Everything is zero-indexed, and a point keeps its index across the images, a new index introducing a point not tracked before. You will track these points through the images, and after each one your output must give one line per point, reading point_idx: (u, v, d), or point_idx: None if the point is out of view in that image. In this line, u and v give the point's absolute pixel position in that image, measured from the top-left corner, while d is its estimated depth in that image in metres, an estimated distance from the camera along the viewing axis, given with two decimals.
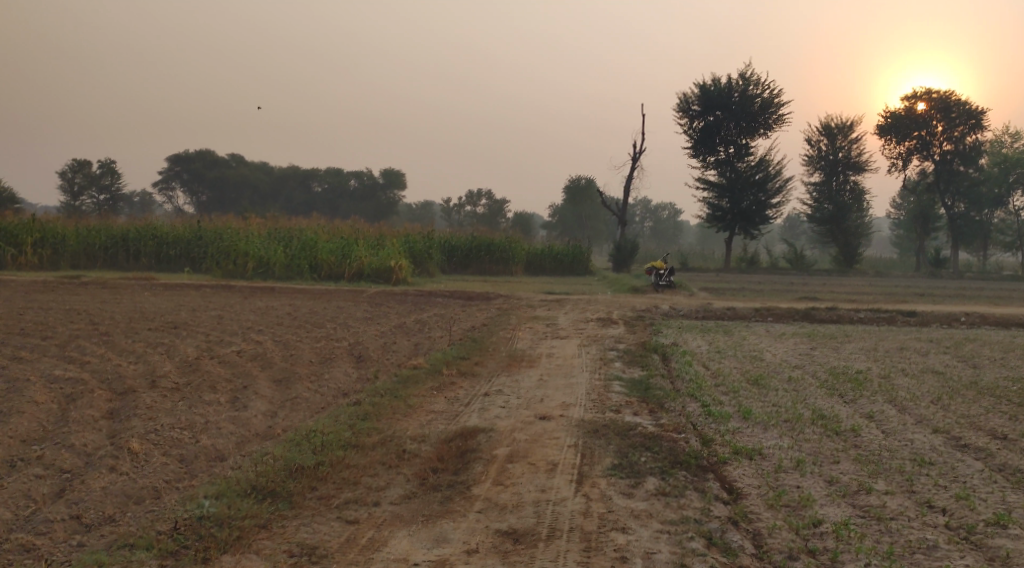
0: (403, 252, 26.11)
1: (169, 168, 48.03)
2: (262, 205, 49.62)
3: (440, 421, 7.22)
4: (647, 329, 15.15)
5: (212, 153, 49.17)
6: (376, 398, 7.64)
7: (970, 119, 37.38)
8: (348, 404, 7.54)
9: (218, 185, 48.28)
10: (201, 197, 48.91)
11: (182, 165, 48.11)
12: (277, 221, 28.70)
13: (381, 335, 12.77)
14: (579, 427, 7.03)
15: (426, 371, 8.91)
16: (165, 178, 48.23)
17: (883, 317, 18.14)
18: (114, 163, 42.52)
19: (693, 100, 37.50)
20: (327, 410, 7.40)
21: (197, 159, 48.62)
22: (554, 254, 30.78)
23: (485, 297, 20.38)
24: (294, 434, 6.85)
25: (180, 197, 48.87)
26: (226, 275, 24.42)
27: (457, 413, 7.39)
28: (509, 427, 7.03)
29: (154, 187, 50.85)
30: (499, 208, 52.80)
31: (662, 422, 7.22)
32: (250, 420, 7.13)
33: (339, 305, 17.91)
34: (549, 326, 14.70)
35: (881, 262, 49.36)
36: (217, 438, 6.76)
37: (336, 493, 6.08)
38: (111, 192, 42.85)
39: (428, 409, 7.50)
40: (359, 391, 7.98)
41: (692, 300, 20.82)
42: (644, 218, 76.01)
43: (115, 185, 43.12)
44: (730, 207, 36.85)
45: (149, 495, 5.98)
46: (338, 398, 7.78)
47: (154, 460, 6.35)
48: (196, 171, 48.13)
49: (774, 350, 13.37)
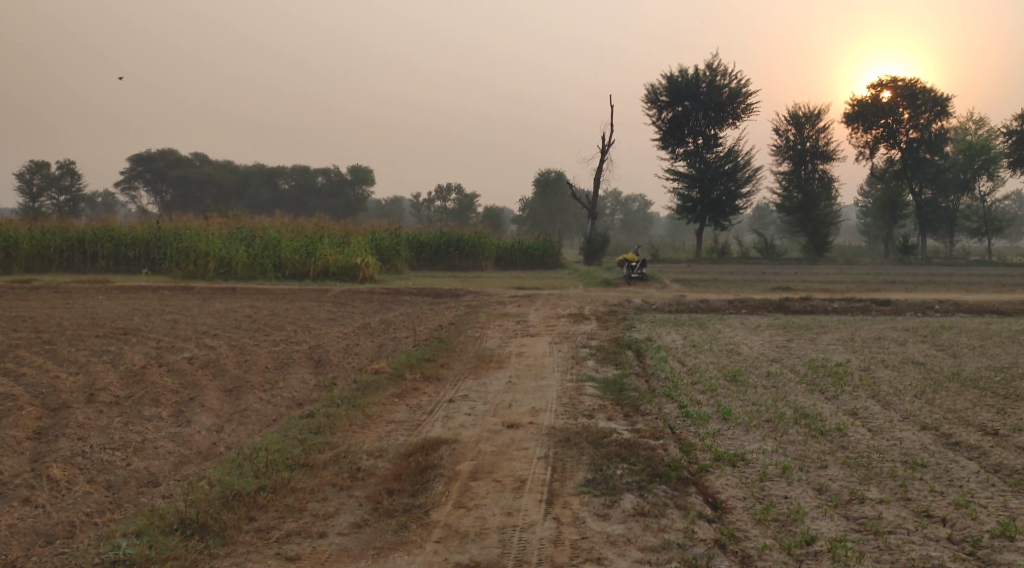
0: (370, 249, 25.52)
1: (130, 167, 47.04)
2: (227, 204, 48.72)
3: (400, 432, 6.76)
4: (620, 324, 14.75)
5: (176, 152, 48.24)
6: (332, 408, 7.16)
7: (936, 106, 37.51)
8: (301, 416, 7.06)
9: (182, 184, 47.36)
10: (165, 196, 47.95)
11: (144, 165, 47.09)
12: (240, 219, 27.99)
13: (343, 337, 12.27)
14: (549, 436, 6.59)
15: (388, 375, 8.42)
16: (127, 177, 47.23)
17: (858, 307, 17.88)
18: (74, 163, 41.48)
19: (661, 91, 37.21)
20: (277, 424, 6.92)
21: (160, 157, 47.67)
22: (523, 249, 30.33)
23: (453, 293, 19.89)
24: (237, 454, 6.36)
25: (142, 197, 47.87)
26: (187, 277, 23.69)
27: (419, 423, 6.92)
28: (474, 438, 6.57)
29: (116, 186, 49.71)
30: (468, 202, 52.29)
31: (639, 427, 6.79)
32: (191, 438, 6.64)
33: (302, 305, 17.34)
34: (519, 323, 14.25)
35: (851, 251, 49.48)
36: (151, 460, 6.27)
37: (278, 523, 5.58)
38: (71, 193, 41.78)
39: (387, 419, 7.03)
40: (314, 401, 7.50)
41: (664, 292, 20.47)
42: (614, 210, 75.84)
43: (75, 186, 42.05)
44: (700, 198, 36.62)
45: (63, 533, 5.49)
46: (291, 410, 7.29)
47: (75, 490, 5.86)
48: (159, 170, 47.18)
49: (750, 343, 13.03)
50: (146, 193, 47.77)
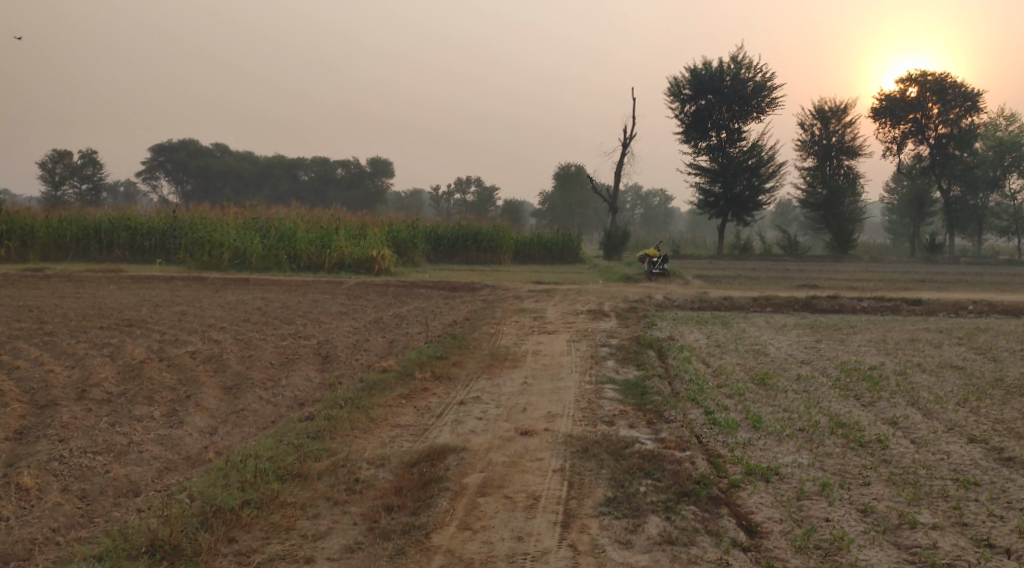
0: (386, 241, 25.12)
1: (151, 157, 46.98)
2: (247, 194, 48.54)
3: (405, 438, 6.33)
4: (641, 321, 14.26)
5: (197, 142, 48.14)
6: (333, 410, 6.75)
7: (966, 100, 36.51)
8: (299, 418, 6.65)
9: (202, 175, 47.25)
10: (185, 186, 47.85)
11: (166, 154, 47.00)
12: (257, 210, 27.70)
13: (353, 332, 11.86)
14: (566, 445, 6.13)
15: (396, 374, 7.98)
16: (148, 167, 47.18)
17: (887, 306, 17.29)
18: (96, 153, 41.39)
19: (684, 84, 36.58)
20: (274, 427, 6.52)
21: (181, 148, 47.58)
22: (543, 243, 29.85)
23: (470, 288, 19.46)
24: (226, 461, 5.97)
25: (162, 187, 47.79)
26: (201, 267, 23.37)
27: (426, 428, 6.48)
28: (484, 446, 6.13)
29: (137, 176, 49.63)
30: (488, 195, 51.83)
31: (664, 436, 6.32)
32: (180, 440, 6.28)
33: (315, 298, 16.94)
34: (537, 320, 13.80)
35: (875, 248, 48.62)
36: (133, 467, 5.92)
37: (261, 544, 5.14)
38: (94, 182, 41.67)
39: (392, 423, 6.60)
40: (316, 401, 7.09)
41: (686, 288, 19.94)
42: (634, 205, 75.15)
43: (98, 175, 41.94)
44: (722, 193, 35.96)
45: (22, 552, 5.14)
46: (290, 411, 6.89)
47: (45, 500, 5.53)
48: (180, 160, 47.09)
49: (777, 343, 12.51)
50: (167, 183, 47.70)
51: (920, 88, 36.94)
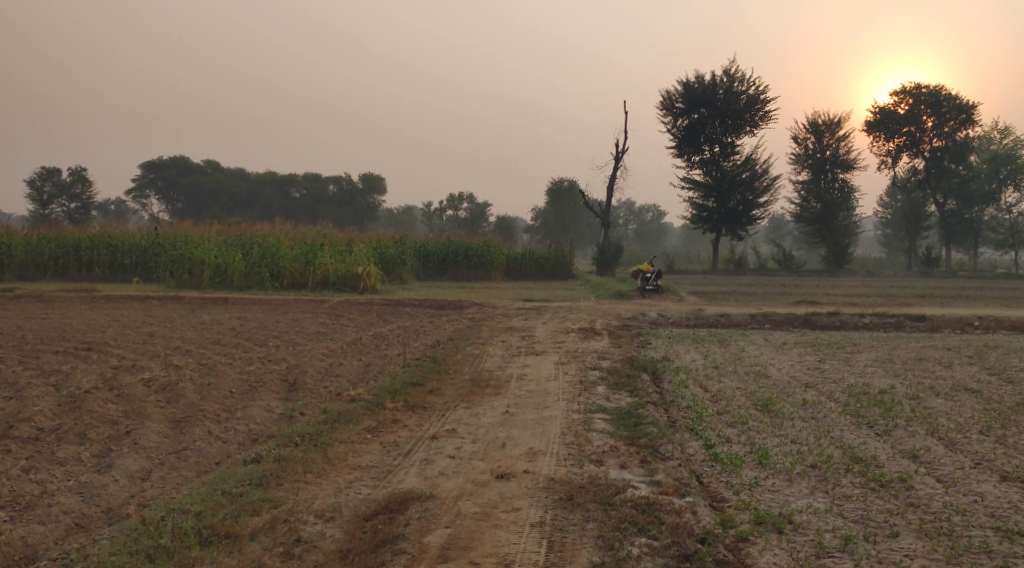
0: (373, 258, 24.41)
1: (141, 174, 46.24)
2: (237, 212, 47.84)
3: (367, 483, 5.63)
4: (635, 341, 13.57)
5: (188, 159, 47.53)
6: (287, 450, 6.06)
7: (960, 113, 36.11)
8: (246, 460, 5.96)
9: (193, 192, 46.64)
10: (176, 204, 47.26)
11: (156, 172, 46.27)
12: (242, 226, 26.95)
13: (328, 354, 11.12)
14: (548, 493, 5.44)
15: (364, 404, 7.27)
16: (139, 185, 46.57)
17: (890, 323, 16.64)
18: (85, 170, 40.67)
19: (677, 97, 36.06)
20: (219, 471, 5.82)
21: (172, 165, 46.97)
22: (534, 259, 29.15)
23: (457, 305, 18.75)
24: (154, 514, 5.27)
25: (153, 205, 47.16)
26: (181, 286, 22.59)
27: (391, 471, 5.79)
28: (454, 494, 5.44)
29: (127, 194, 48.88)
30: (481, 211, 51.21)
31: (660, 479, 5.65)
32: (104, 489, 5.58)
33: (294, 317, 16.21)
34: (525, 340, 13.09)
35: (871, 263, 48.02)
36: (42, 525, 5.22)
37: None
38: (83, 201, 41.13)
39: (353, 464, 5.91)
40: (270, 437, 6.40)
41: (682, 305, 19.28)
42: (627, 220, 74.66)
43: (87, 193, 41.43)
44: (716, 207, 35.37)
45: None
46: (239, 450, 6.19)
47: None
48: (170, 178, 46.50)
49: (778, 363, 11.81)
50: (157, 201, 47.11)
51: (914, 101, 36.51)
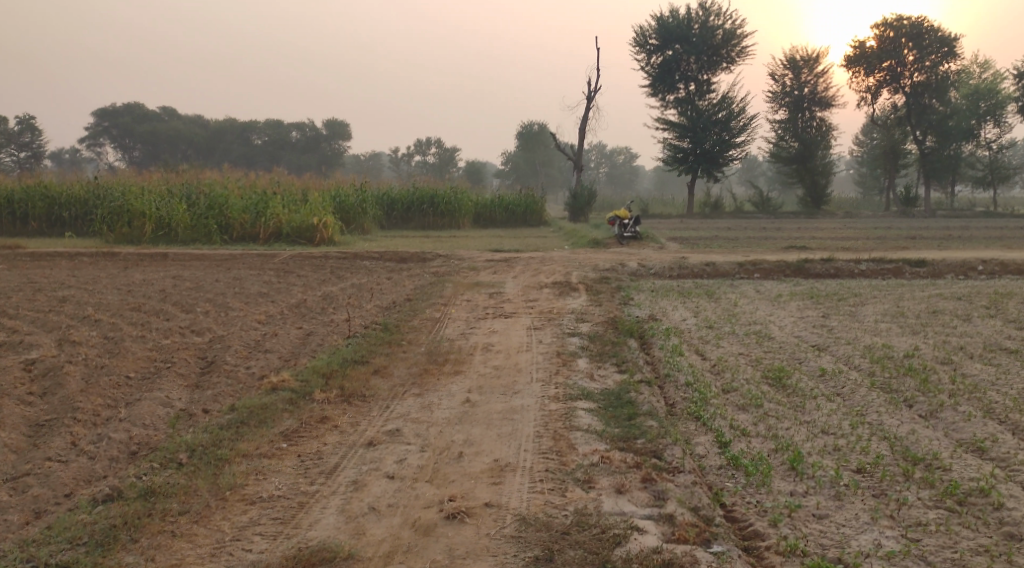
0: (330, 208, 22.75)
1: (95, 122, 44.00)
2: (196, 160, 45.54)
3: (266, 530, 4.52)
4: (615, 298, 12.20)
5: (143, 106, 45.20)
6: (162, 481, 4.88)
7: (943, 46, 34.79)
8: (102, 497, 4.75)
9: (149, 139, 44.16)
10: (133, 153, 44.84)
11: (110, 120, 44.09)
12: (190, 175, 25.03)
13: (263, 321, 9.59)
14: (515, 545, 4.35)
15: (288, 392, 6.01)
16: (92, 133, 44.17)
17: (889, 269, 15.37)
18: (35, 118, 38.10)
19: (650, 33, 34.26)
20: (64, 516, 4.60)
21: (125, 111, 44.59)
22: (504, 205, 27.54)
23: (420, 258, 17.23)
24: None
25: (108, 154, 44.83)
26: (119, 240, 20.78)
27: (301, 512, 4.68)
28: (388, 551, 4.34)
29: (80, 142, 46.44)
30: (450, 156, 49.56)
31: (671, 515, 4.59)
32: None
33: (239, 274, 14.64)
34: (493, 299, 11.63)
35: (849, 203, 46.86)
36: None
37: None
38: (34, 150, 38.66)
39: (252, 500, 4.78)
40: (152, 452, 5.19)
41: (663, 253, 17.89)
42: (599, 163, 72.98)
43: (37, 142, 38.95)
44: (691, 148, 33.85)
45: None
46: (103, 474, 4.98)
47: None
48: (125, 125, 44.20)
49: (779, 321, 10.44)
50: (113, 150, 44.67)
51: (896, 33, 34.92)
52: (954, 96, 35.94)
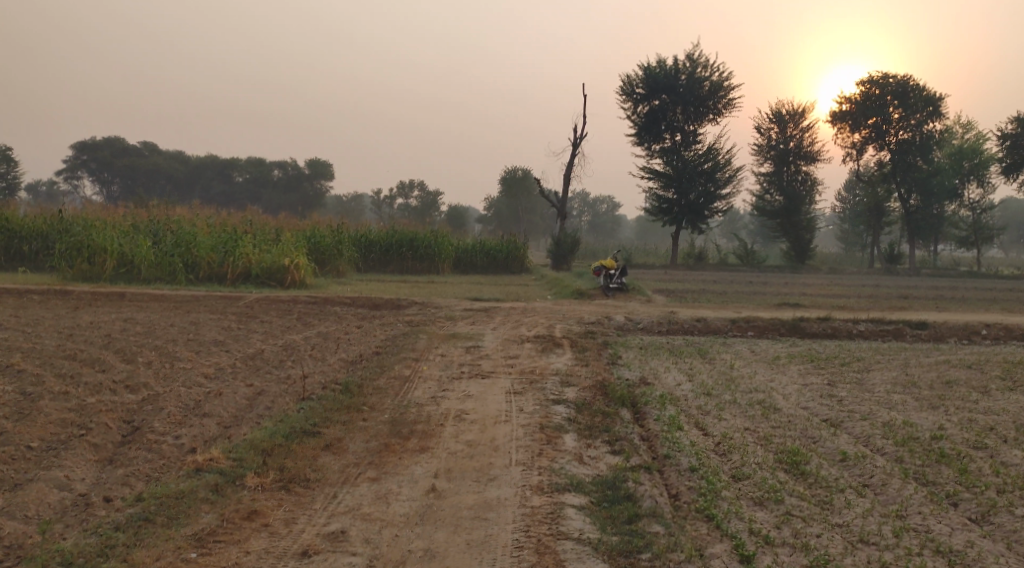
0: (303, 249, 21.76)
1: (72, 155, 41.99)
2: (175, 197, 44.18)
3: None
4: (601, 356, 11.28)
5: (123, 139, 43.59)
6: None
7: (929, 105, 34.58)
8: None
9: (129, 174, 42.74)
10: (112, 188, 43.39)
11: (89, 153, 42.33)
12: (161, 211, 23.92)
13: (209, 376, 8.54)
14: None
15: (202, 479, 5.32)
16: (70, 166, 42.27)
17: (889, 331, 14.53)
18: (11, 150, 36.60)
19: (637, 82, 33.81)
20: None
21: (105, 145, 42.89)
22: (485, 250, 26.66)
23: (395, 305, 16.29)
24: None
25: (86, 188, 43.29)
26: (79, 277, 19.63)
27: None
28: None
29: (56, 174, 44.84)
30: (432, 200, 48.67)
31: None
32: None
33: (197, 318, 13.60)
34: (469, 354, 10.66)
35: (832, 259, 46.36)
36: None
37: None
38: (9, 182, 37.20)
39: None
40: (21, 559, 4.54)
41: (650, 306, 17.03)
42: (581, 212, 72.49)
43: (13, 173, 37.47)
44: (676, 199, 33.27)
45: None
46: None
47: None
48: (104, 159, 42.23)
49: (783, 388, 9.49)
50: (91, 183, 43.05)
51: (881, 91, 34.74)
52: (936, 155, 35.67)
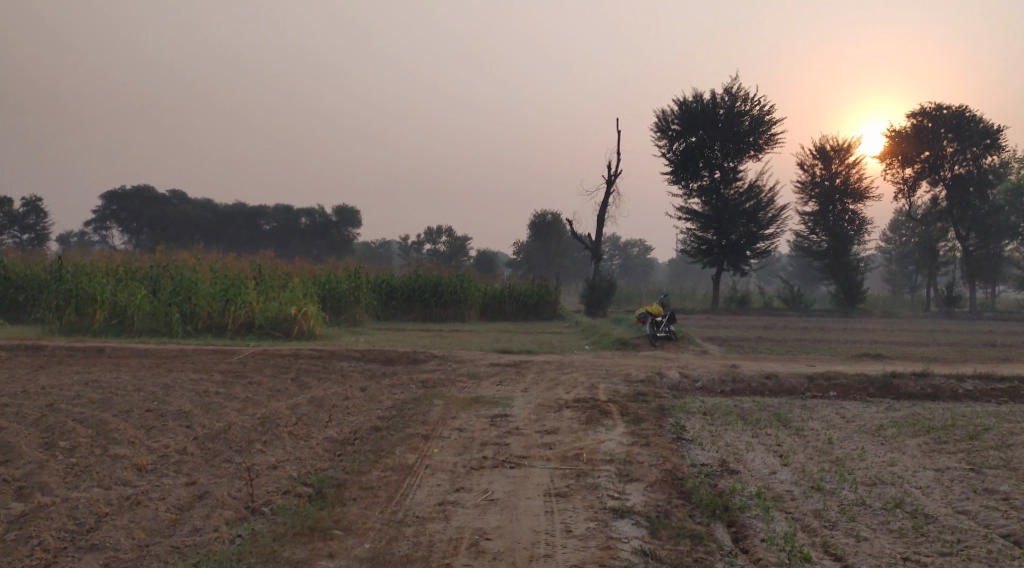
0: (313, 296, 19.63)
1: (102, 206, 40.97)
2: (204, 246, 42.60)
3: None
4: (663, 428, 8.89)
5: (153, 188, 42.18)
6: None
7: (985, 137, 31.54)
8: None
9: (158, 224, 41.28)
10: (141, 237, 41.70)
11: (118, 204, 41.22)
12: (164, 256, 21.90)
13: (141, 470, 6.28)
14: None
15: None
16: (99, 217, 41.23)
17: (1003, 392, 12.05)
18: (40, 199, 34.31)
19: (672, 118, 31.65)
20: None
21: (135, 194, 41.53)
22: (515, 296, 24.42)
23: (411, 359, 14.07)
24: None
25: (114, 238, 41.62)
26: (66, 330, 17.64)
27: None
28: None
29: (85, 226, 43.41)
30: (461, 245, 46.74)
31: None
32: None
33: (175, 379, 11.41)
34: (494, 428, 8.34)
35: (884, 300, 43.42)
36: None
37: None
38: (37, 232, 34.56)
39: None
40: None
41: (707, 359, 14.62)
42: (613, 256, 70.12)
43: (41, 224, 34.92)
44: (717, 240, 30.91)
45: None
46: None
47: None
48: (133, 209, 41.06)
49: (916, 479, 7.06)
50: (120, 233, 41.37)
51: (934, 123, 31.79)
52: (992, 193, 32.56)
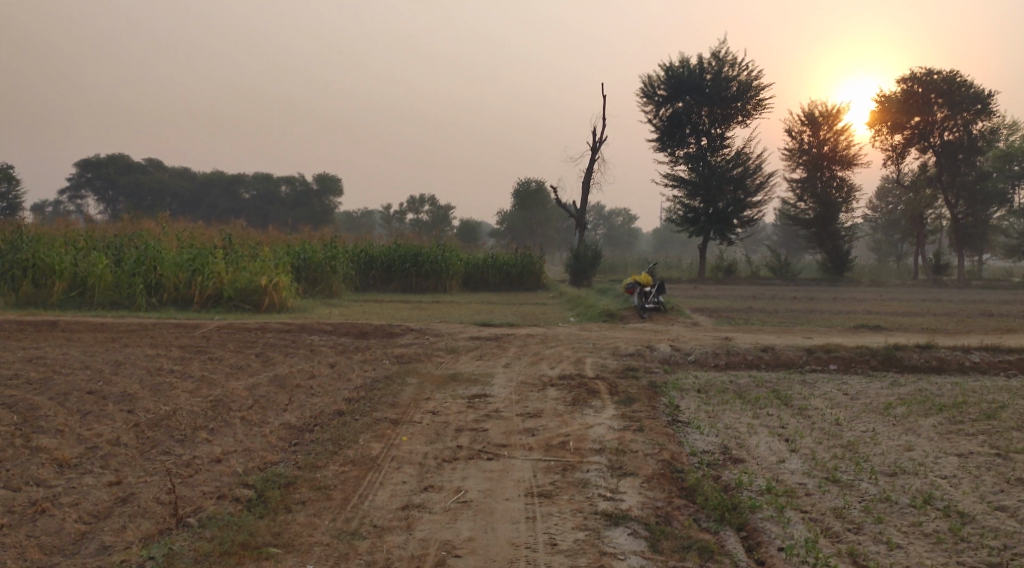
0: (285, 267, 18.69)
1: (75, 173, 39.05)
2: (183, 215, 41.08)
3: None
4: (656, 409, 8.13)
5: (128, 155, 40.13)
6: None
7: (976, 103, 30.79)
8: None
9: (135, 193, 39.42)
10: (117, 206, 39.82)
11: (92, 171, 39.16)
12: (130, 225, 20.84)
13: (62, 466, 5.44)
14: None
15: None
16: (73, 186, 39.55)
17: (1011, 365, 11.38)
18: (10, 167, 32.92)
19: (658, 83, 30.74)
20: None
21: (109, 162, 39.44)
22: (498, 266, 23.58)
23: (386, 333, 13.23)
24: None
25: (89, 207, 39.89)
26: (22, 302, 16.62)
27: None
28: None
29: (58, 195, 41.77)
30: (444, 214, 45.73)
31: None
32: None
33: (128, 356, 10.53)
34: (471, 411, 7.56)
35: (872, 269, 42.84)
36: None
37: None
38: (9, 202, 33.24)
39: None
40: None
41: (699, 331, 13.86)
42: (597, 224, 69.21)
43: (12, 193, 33.57)
44: (704, 208, 30.10)
45: None
46: None
47: None
48: (108, 176, 39.01)
49: (940, 467, 6.33)
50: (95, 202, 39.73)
51: (925, 88, 30.99)
52: (980, 160, 31.81)
